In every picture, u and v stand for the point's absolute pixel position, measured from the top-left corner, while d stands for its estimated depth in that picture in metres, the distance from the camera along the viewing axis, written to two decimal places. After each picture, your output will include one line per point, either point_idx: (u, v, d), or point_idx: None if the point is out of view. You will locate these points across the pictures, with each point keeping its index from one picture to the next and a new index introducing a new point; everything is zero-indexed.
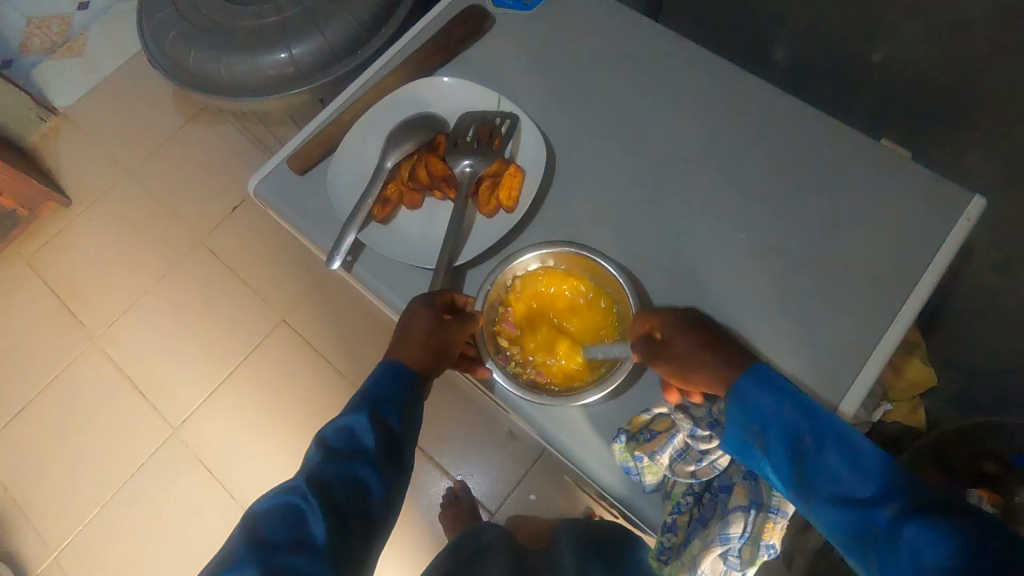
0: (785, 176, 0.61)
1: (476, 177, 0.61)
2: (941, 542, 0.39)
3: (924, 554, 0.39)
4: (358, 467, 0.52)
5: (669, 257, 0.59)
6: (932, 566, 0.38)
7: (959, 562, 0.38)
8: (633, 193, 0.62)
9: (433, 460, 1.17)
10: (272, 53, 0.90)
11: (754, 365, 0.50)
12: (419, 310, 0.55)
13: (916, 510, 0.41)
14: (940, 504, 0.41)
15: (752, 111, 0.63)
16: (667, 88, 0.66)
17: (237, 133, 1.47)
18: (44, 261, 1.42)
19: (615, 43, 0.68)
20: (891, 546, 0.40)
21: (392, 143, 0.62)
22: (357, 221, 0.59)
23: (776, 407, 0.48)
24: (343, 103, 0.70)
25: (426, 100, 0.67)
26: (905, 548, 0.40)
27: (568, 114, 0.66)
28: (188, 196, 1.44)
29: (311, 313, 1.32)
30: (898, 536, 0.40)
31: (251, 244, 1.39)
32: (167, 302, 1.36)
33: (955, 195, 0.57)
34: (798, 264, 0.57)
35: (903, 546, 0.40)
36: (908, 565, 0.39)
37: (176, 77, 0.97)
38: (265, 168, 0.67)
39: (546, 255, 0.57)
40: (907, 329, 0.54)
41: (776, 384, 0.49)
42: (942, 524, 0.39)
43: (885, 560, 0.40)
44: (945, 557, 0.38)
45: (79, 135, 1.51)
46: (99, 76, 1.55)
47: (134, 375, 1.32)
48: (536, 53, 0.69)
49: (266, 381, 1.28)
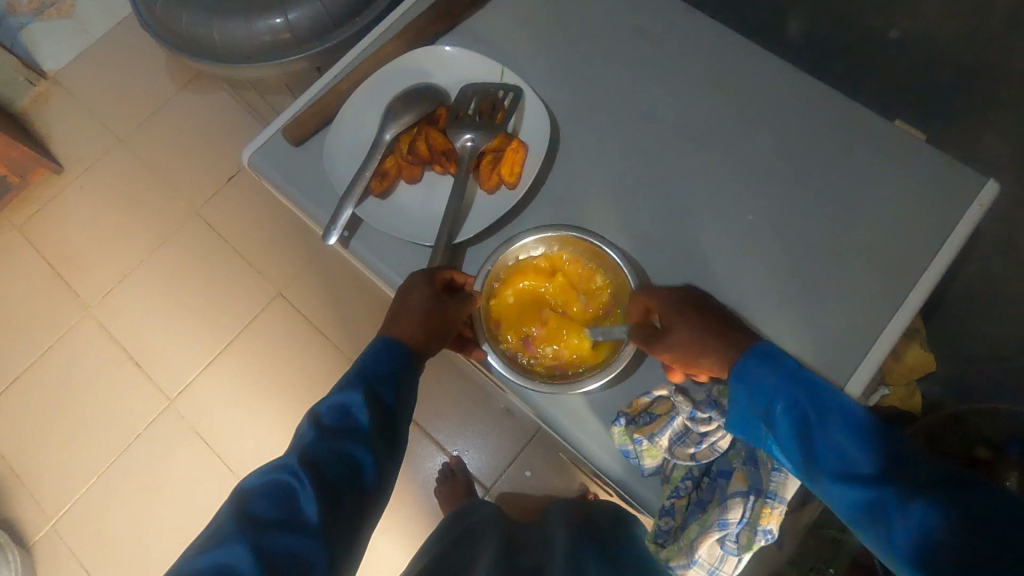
0: (795, 156, 0.59)
1: (476, 152, 0.59)
2: (944, 513, 0.39)
3: (929, 524, 0.39)
4: (351, 446, 0.51)
5: (672, 237, 0.58)
6: (935, 536, 0.39)
7: (960, 531, 0.38)
8: (638, 171, 0.60)
9: (429, 435, 1.17)
10: (267, 18, 0.87)
11: (757, 346, 0.50)
12: (417, 285, 0.54)
13: (920, 485, 0.41)
14: (941, 477, 0.41)
15: (764, 88, 0.61)
16: (676, 62, 0.63)
17: (231, 101, 1.43)
18: (36, 228, 1.40)
19: (622, 13, 0.66)
20: (897, 521, 0.41)
21: (391, 115, 0.60)
22: (354, 196, 0.57)
23: (782, 385, 0.47)
24: (340, 71, 0.67)
25: (427, 71, 0.64)
26: (910, 521, 0.40)
27: (573, 87, 0.64)
28: (182, 165, 1.41)
29: (307, 286, 1.30)
30: (904, 511, 0.40)
31: (246, 215, 1.36)
32: (162, 273, 1.35)
33: (968, 180, 0.56)
34: (803, 248, 0.56)
35: (910, 520, 0.40)
36: (913, 535, 0.40)
37: (167, 41, 0.94)
38: (261, 138, 0.65)
39: (550, 239, 0.55)
40: (913, 317, 0.53)
41: (781, 363, 0.49)
42: (947, 500, 0.39)
43: (891, 531, 0.41)
44: (948, 528, 0.39)
45: (70, 101, 1.47)
46: (90, 39, 1.51)
47: (130, 346, 1.31)
48: (542, 22, 0.67)
49: (262, 354, 1.27)
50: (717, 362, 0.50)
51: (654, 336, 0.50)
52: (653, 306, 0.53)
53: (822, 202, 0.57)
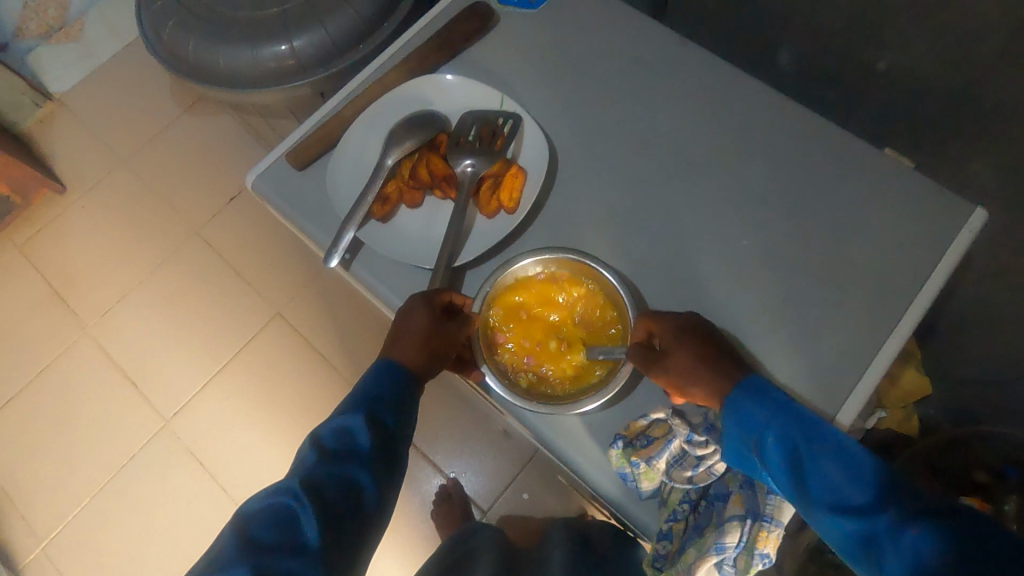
0: (787, 182, 0.60)
1: (476, 177, 0.61)
2: (938, 543, 0.39)
3: (922, 555, 0.40)
4: (352, 469, 0.51)
5: (668, 261, 0.59)
6: (928, 567, 0.39)
7: (955, 562, 0.38)
8: (634, 196, 0.61)
9: (427, 457, 1.16)
10: (273, 45, 0.89)
11: (749, 378, 0.50)
12: (416, 308, 0.54)
13: (915, 515, 0.41)
14: (935, 508, 0.41)
15: (756, 116, 0.63)
16: (671, 90, 0.65)
17: (236, 125, 1.45)
18: (37, 248, 1.41)
19: (618, 44, 0.68)
20: (889, 553, 0.41)
21: (393, 141, 0.62)
22: (356, 219, 0.58)
23: (773, 417, 0.48)
24: (343, 99, 0.69)
25: (428, 98, 0.66)
26: (905, 553, 0.40)
27: (571, 114, 0.65)
28: (184, 186, 1.42)
29: (307, 307, 1.31)
30: (896, 541, 0.41)
31: (247, 236, 1.37)
32: (162, 293, 1.35)
33: (956, 206, 0.57)
34: (796, 272, 0.57)
35: (902, 552, 0.40)
36: (908, 566, 0.40)
37: (174, 67, 0.95)
38: (264, 163, 0.66)
39: (547, 261, 0.56)
40: (905, 341, 0.54)
41: (770, 396, 0.49)
42: (938, 529, 0.40)
43: (887, 562, 0.41)
44: (942, 558, 0.39)
45: (74, 122, 1.49)
46: (97, 62, 1.54)
47: (128, 366, 1.31)
48: (541, 51, 0.68)
49: (260, 374, 1.27)
50: (707, 391, 0.51)
51: (653, 361, 0.51)
52: (655, 331, 0.53)
53: (814, 227, 0.58)
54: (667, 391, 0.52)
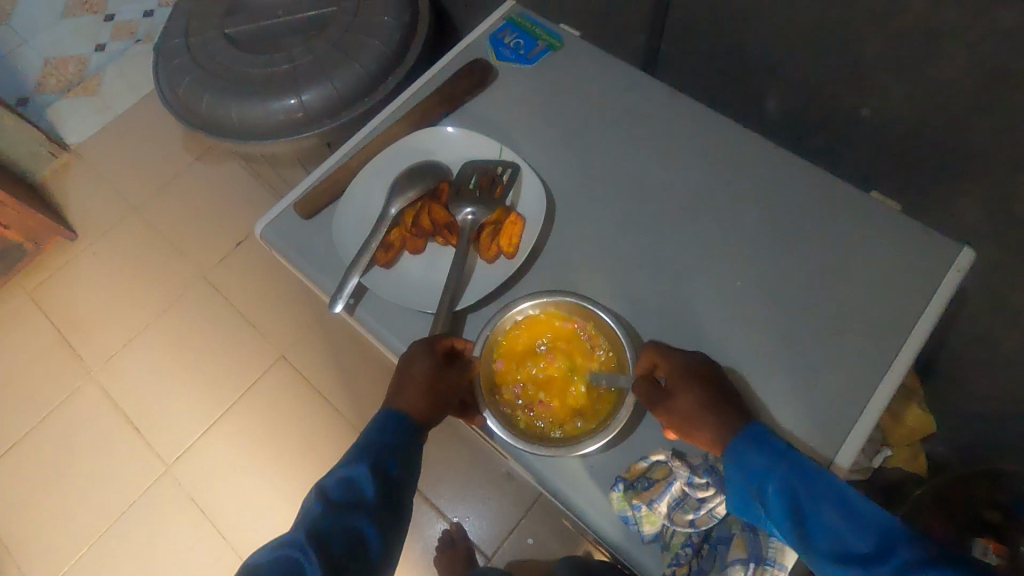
0: (778, 224, 0.62)
1: (476, 225, 0.63)
2: None
3: None
4: (357, 520, 0.52)
5: (665, 303, 0.60)
6: None
7: None
8: (631, 241, 0.63)
9: (429, 501, 1.15)
10: (283, 99, 0.93)
11: (750, 427, 0.51)
12: (418, 356, 0.55)
13: (915, 563, 0.42)
14: (934, 553, 0.43)
15: (746, 162, 0.66)
16: (663, 139, 0.68)
17: (245, 173, 1.50)
18: (46, 293, 1.43)
19: (612, 96, 0.71)
20: None
21: (397, 191, 0.64)
22: (360, 265, 0.60)
23: (773, 465, 0.48)
24: (350, 151, 0.72)
25: (430, 150, 0.69)
26: None
27: (568, 162, 0.68)
28: (193, 231, 1.46)
29: (311, 349, 1.32)
30: None
31: (253, 280, 1.40)
32: (168, 337, 1.36)
33: (944, 245, 0.59)
34: (792, 312, 0.58)
35: None
36: None
37: (186, 120, 0.99)
38: (273, 212, 0.68)
39: (546, 305, 0.57)
40: (902, 379, 0.55)
41: (769, 443, 0.49)
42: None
43: None
44: None
45: (88, 171, 1.54)
46: (112, 114, 1.61)
47: (131, 411, 1.31)
48: (539, 103, 0.72)
49: (263, 417, 1.27)
50: (710, 433, 0.51)
51: (655, 395, 0.52)
52: (658, 363, 0.54)
53: (808, 268, 0.60)
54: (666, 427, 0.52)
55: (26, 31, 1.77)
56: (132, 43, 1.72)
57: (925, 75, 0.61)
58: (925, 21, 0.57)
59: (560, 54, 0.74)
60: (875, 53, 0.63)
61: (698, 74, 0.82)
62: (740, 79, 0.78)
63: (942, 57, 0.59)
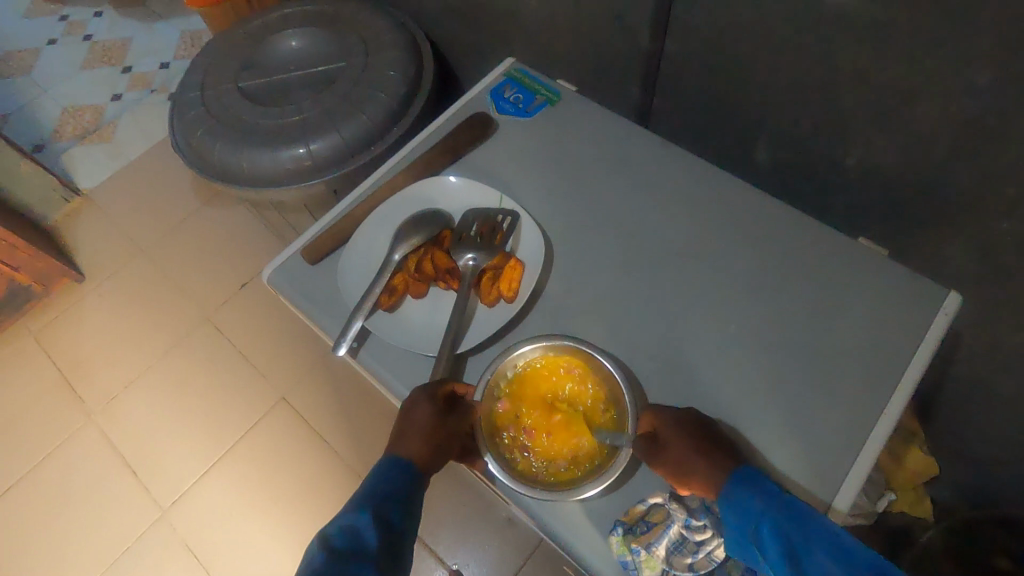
0: (770, 269, 0.64)
1: (477, 270, 0.65)
2: None
3: None
4: (360, 569, 0.50)
5: (661, 346, 0.61)
6: None
7: None
8: (627, 285, 0.65)
9: (429, 548, 1.13)
10: (292, 148, 0.97)
11: (743, 469, 0.51)
12: (420, 402, 0.56)
13: None
14: None
15: (737, 209, 0.68)
16: (657, 187, 0.71)
17: (252, 217, 1.54)
18: (51, 336, 1.45)
19: (608, 146, 0.74)
20: None
21: (401, 237, 0.66)
22: (364, 309, 0.62)
23: (768, 505, 0.48)
24: (356, 199, 0.74)
25: (433, 198, 0.71)
26: None
27: (566, 209, 0.70)
28: (198, 274, 1.48)
29: (312, 391, 1.32)
30: None
31: (256, 321, 1.41)
32: (169, 379, 1.37)
33: (932, 289, 0.61)
34: (785, 355, 0.59)
35: None
36: None
37: (198, 168, 1.03)
38: (280, 258, 0.71)
39: (544, 348, 0.59)
40: (896, 422, 0.56)
41: (767, 488, 0.50)
42: None
43: None
44: None
45: (98, 215, 1.58)
46: (125, 160, 1.66)
47: (129, 453, 1.30)
48: (538, 154, 0.75)
49: (262, 460, 1.26)
50: (706, 481, 0.52)
51: (653, 453, 0.53)
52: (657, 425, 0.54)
53: (800, 312, 0.61)
54: (672, 483, 0.53)
55: (47, 82, 1.85)
56: (147, 93, 1.79)
57: (904, 129, 0.64)
58: (901, 78, 0.61)
59: (557, 107, 0.78)
60: (856, 107, 0.66)
61: (690, 125, 0.86)
62: (729, 131, 0.82)
63: (920, 112, 0.62)
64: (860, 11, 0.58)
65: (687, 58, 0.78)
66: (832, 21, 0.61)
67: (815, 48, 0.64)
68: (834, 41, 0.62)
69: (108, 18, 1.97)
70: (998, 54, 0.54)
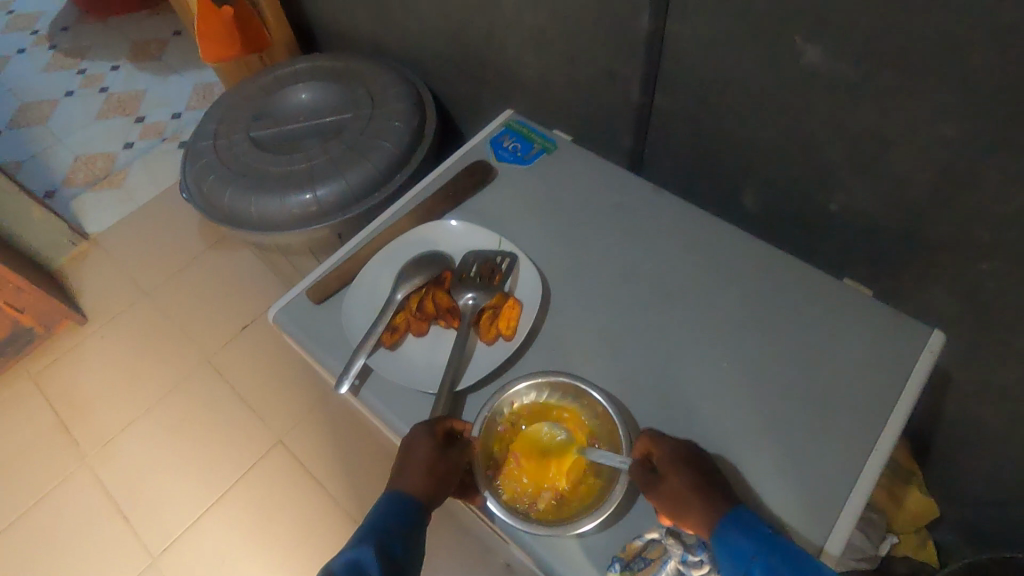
0: (760, 309, 0.66)
1: (477, 309, 0.67)
2: None
3: None
4: None
5: (656, 383, 0.63)
6: None
7: None
8: (622, 325, 0.67)
9: None
10: (299, 194, 1.01)
11: (733, 509, 0.52)
12: (420, 437, 0.57)
13: None
14: None
15: (727, 251, 0.71)
16: (650, 230, 0.74)
17: (256, 260, 1.57)
18: (50, 378, 1.45)
19: (602, 192, 0.78)
20: None
21: (403, 278, 0.69)
22: (366, 347, 0.64)
23: (759, 549, 0.49)
24: (360, 242, 0.77)
25: (434, 241, 0.74)
26: None
27: (562, 251, 0.73)
28: (201, 316, 1.50)
29: (310, 433, 1.32)
30: None
31: (256, 363, 1.42)
32: (166, 421, 1.36)
33: (916, 328, 0.63)
34: (777, 392, 0.61)
35: None
36: None
37: (208, 213, 1.07)
38: (286, 298, 0.73)
39: (540, 385, 0.60)
40: (887, 458, 0.57)
41: (757, 527, 0.50)
42: None
43: None
44: None
45: (104, 259, 1.61)
46: (134, 205, 1.71)
47: (122, 498, 1.29)
48: (535, 199, 0.78)
49: (257, 504, 1.25)
50: (698, 519, 0.51)
51: (651, 482, 0.53)
52: (654, 451, 0.55)
53: (790, 351, 0.63)
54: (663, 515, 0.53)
55: (62, 131, 1.92)
56: (158, 141, 1.86)
57: (882, 176, 0.68)
58: (877, 130, 0.65)
59: (554, 156, 0.82)
60: (835, 156, 0.70)
61: (680, 173, 0.90)
62: (718, 178, 0.86)
63: (895, 160, 0.66)
64: (835, 69, 0.63)
65: (675, 110, 0.82)
66: (810, 77, 0.65)
67: (795, 101, 0.69)
68: (812, 95, 0.67)
69: (124, 72, 2.07)
70: (964, 107, 0.58)
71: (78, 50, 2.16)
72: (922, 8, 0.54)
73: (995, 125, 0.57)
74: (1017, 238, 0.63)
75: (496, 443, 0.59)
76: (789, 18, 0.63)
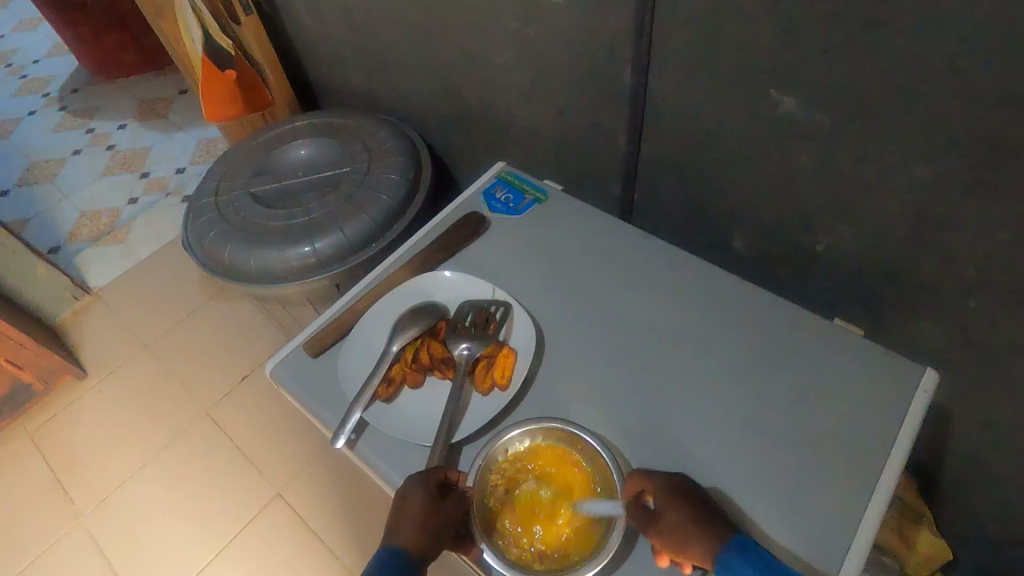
0: (752, 352, 0.67)
1: (472, 359, 0.67)
2: None
3: None
4: None
5: (652, 429, 0.62)
6: None
7: None
8: (615, 370, 0.67)
9: None
10: (298, 247, 1.03)
11: (734, 537, 0.51)
12: (414, 489, 0.57)
13: None
14: None
15: (718, 295, 0.72)
16: (641, 276, 0.75)
17: (256, 311, 1.59)
18: (47, 435, 1.44)
19: (592, 240, 0.80)
20: None
21: (399, 329, 0.69)
22: (363, 400, 0.65)
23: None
24: (356, 294, 0.78)
25: (429, 291, 0.75)
26: None
27: (555, 299, 0.74)
28: (200, 368, 1.50)
29: (309, 485, 1.30)
30: None
31: (255, 414, 1.41)
32: (163, 476, 1.34)
33: (909, 367, 0.63)
34: (775, 436, 0.61)
35: None
36: None
37: (209, 267, 1.08)
38: (283, 352, 0.73)
39: (532, 431, 0.60)
40: (889, 502, 0.56)
41: (756, 553, 0.50)
42: None
43: None
44: None
45: (106, 313, 1.63)
46: (136, 259, 1.73)
47: (115, 558, 1.25)
48: (528, 248, 0.80)
49: (255, 561, 1.22)
50: (700, 545, 0.51)
51: (645, 516, 0.53)
52: (646, 488, 0.55)
53: (785, 392, 0.63)
54: (658, 548, 0.53)
55: (68, 188, 1.97)
56: (162, 196, 1.90)
57: (865, 219, 0.70)
58: (855, 176, 0.67)
59: (545, 206, 0.84)
60: (817, 200, 0.72)
61: (670, 218, 0.92)
62: (706, 223, 0.88)
63: (876, 202, 0.68)
64: (811, 117, 0.66)
65: (661, 158, 0.85)
66: (787, 125, 0.68)
67: (775, 150, 0.71)
68: (791, 142, 0.69)
69: (130, 130, 2.14)
70: (935, 151, 0.60)
71: (88, 110, 2.24)
72: (888, 60, 0.57)
73: (967, 169, 0.59)
74: (999, 275, 0.64)
75: (488, 490, 0.58)
76: (765, 72, 0.66)
